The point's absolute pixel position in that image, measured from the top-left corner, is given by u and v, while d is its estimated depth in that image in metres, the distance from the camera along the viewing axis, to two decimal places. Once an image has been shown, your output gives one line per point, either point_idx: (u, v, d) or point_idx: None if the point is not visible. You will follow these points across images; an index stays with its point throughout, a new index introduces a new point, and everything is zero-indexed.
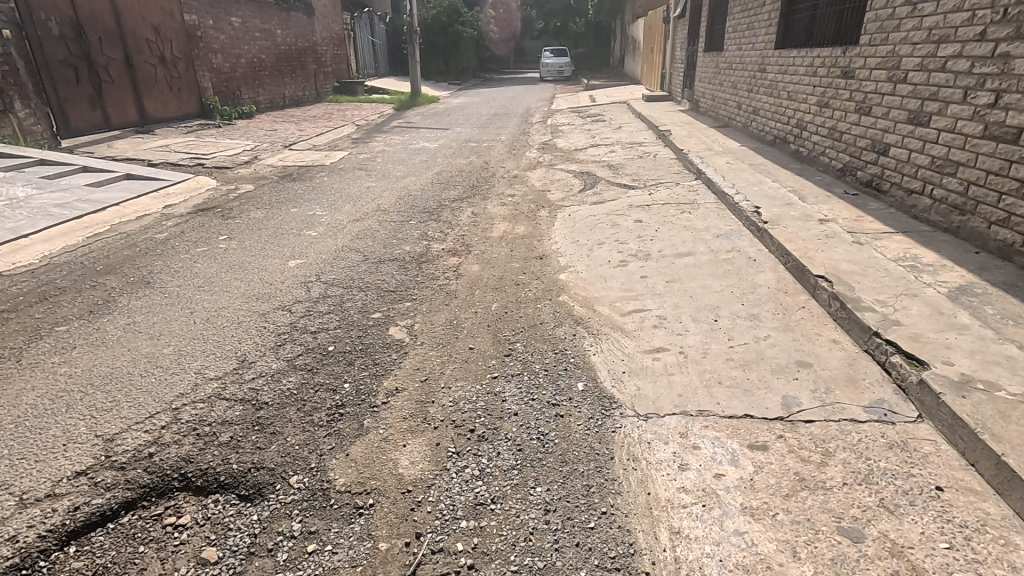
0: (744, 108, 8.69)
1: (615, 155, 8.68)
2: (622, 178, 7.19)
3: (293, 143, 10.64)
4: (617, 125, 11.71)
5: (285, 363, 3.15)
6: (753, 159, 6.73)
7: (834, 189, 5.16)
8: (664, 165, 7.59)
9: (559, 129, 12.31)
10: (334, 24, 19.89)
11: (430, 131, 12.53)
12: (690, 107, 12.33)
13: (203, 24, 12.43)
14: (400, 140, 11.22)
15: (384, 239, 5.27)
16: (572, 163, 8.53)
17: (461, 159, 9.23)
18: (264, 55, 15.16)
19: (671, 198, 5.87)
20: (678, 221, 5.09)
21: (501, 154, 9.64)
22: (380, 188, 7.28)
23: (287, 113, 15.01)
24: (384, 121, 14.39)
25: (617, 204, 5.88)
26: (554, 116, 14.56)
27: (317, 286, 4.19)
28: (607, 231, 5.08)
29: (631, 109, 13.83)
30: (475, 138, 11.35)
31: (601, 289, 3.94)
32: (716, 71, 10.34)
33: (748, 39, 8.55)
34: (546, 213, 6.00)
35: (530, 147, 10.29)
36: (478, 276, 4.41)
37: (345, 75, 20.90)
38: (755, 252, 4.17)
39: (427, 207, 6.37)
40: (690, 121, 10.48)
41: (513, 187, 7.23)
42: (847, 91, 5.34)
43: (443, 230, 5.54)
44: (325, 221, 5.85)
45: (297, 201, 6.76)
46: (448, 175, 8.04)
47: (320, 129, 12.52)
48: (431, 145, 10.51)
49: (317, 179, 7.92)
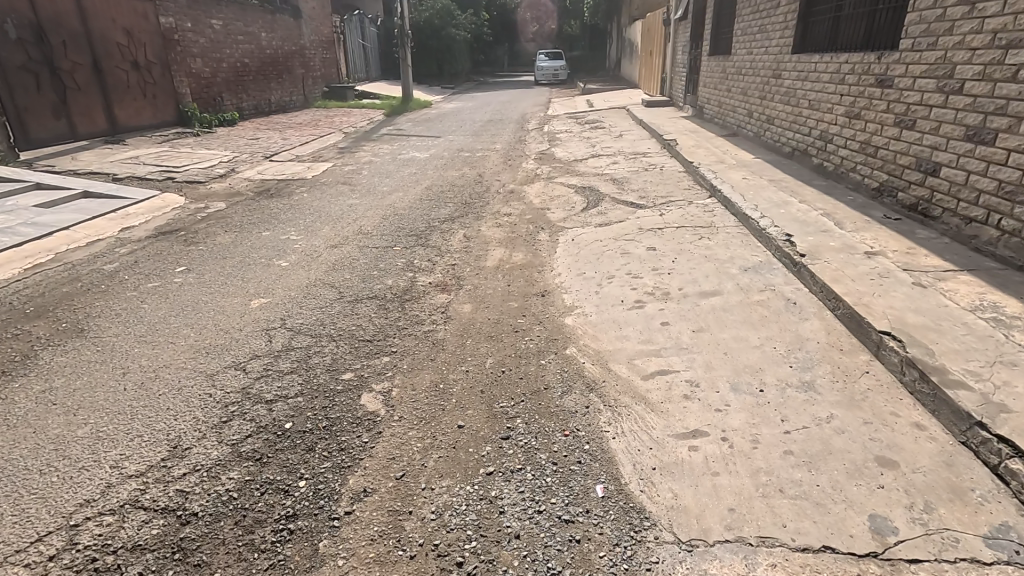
0: (756, 116, 8.12)
1: (618, 167, 8.11)
2: (628, 194, 6.59)
3: (275, 153, 10.01)
4: (617, 132, 11.14)
5: (228, 451, 2.52)
6: (772, 173, 6.14)
7: (871, 212, 4.58)
8: (672, 179, 7.00)
9: (556, 136, 11.72)
10: (323, 27, 19.26)
11: (421, 138, 11.92)
12: (693, 113, 11.78)
13: (181, 26, 11.79)
14: (389, 149, 10.60)
15: (364, 270, 4.65)
16: (572, 175, 7.94)
17: (453, 171, 8.63)
18: (247, 59, 14.50)
19: (685, 220, 5.28)
20: (696, 250, 4.49)
21: (496, 165, 9.04)
22: (364, 206, 6.67)
23: (271, 119, 14.36)
24: (373, 128, 13.77)
25: (625, 227, 5.29)
26: (551, 122, 13.97)
27: (280, 335, 3.56)
28: (617, 261, 4.48)
29: (631, 114, 13.26)
30: (468, 147, 10.74)
31: (615, 339, 3.33)
32: (723, 76, 9.78)
33: (759, 43, 7.98)
34: (546, 237, 5.39)
35: (527, 157, 9.70)
36: (470, 319, 3.80)
37: (335, 79, 20.26)
38: (792, 292, 3.58)
39: (414, 229, 5.76)
40: (695, 128, 9.92)
41: (510, 204, 6.64)
42: (884, 101, 4.75)
43: (431, 258, 4.93)
44: (299, 247, 5.24)
45: (271, 221, 6.14)
46: (438, 190, 7.44)
47: (304, 138, 11.89)
48: (421, 155, 9.90)
49: (296, 195, 7.30)
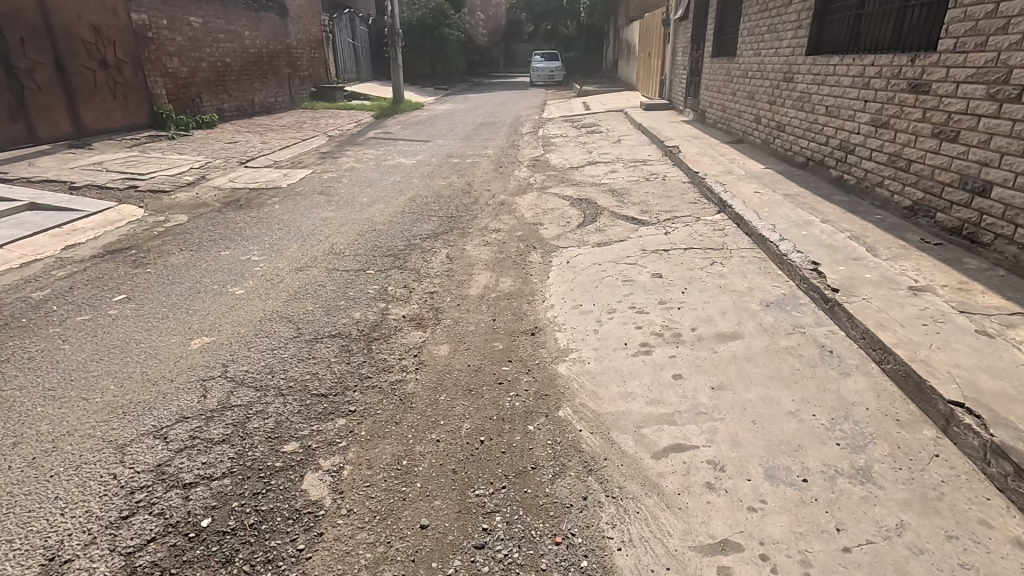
0: (764, 122, 7.58)
1: (617, 176, 7.56)
2: (628, 208, 6.04)
3: (252, 159, 9.41)
4: (615, 137, 10.60)
5: (119, 567, 1.95)
6: (786, 187, 5.59)
7: (905, 235, 4.05)
8: (676, 191, 6.45)
9: (551, 141, 11.17)
10: (311, 25, 18.65)
11: (409, 143, 11.36)
12: (694, 117, 11.25)
13: (156, 24, 11.19)
14: (373, 155, 10.02)
15: (330, 300, 4.08)
16: (567, 186, 7.38)
17: (440, 180, 8.05)
18: (228, 59, 13.90)
19: (692, 241, 4.73)
20: (708, 278, 3.94)
21: (486, 173, 8.48)
22: (339, 220, 6.08)
23: (254, 122, 13.75)
24: (360, 131, 13.17)
25: (625, 248, 4.74)
26: (546, 126, 13.42)
27: (217, 389, 2.98)
28: (619, 292, 3.92)
29: (629, 118, 12.73)
30: (458, 153, 10.17)
31: (618, 397, 2.78)
32: (728, 79, 9.24)
33: (768, 44, 7.44)
34: (538, 259, 4.84)
35: (520, 164, 9.15)
36: (447, 365, 3.24)
37: (323, 80, 19.67)
38: (827, 336, 3.03)
39: (391, 249, 5.20)
40: (698, 134, 9.40)
41: (499, 218, 6.09)
42: (919, 110, 4.22)
43: (407, 285, 4.37)
44: (260, 270, 4.67)
45: (235, 237, 5.56)
46: (423, 202, 6.87)
47: (286, 142, 11.30)
48: (407, 162, 9.33)
49: (268, 206, 6.72)
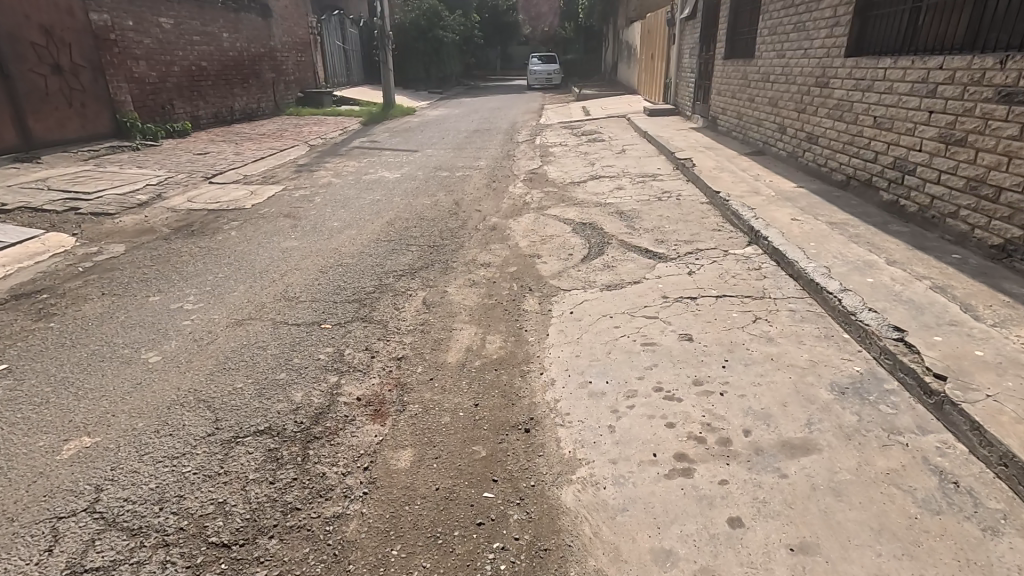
0: (790, 133, 6.70)
1: (624, 194, 6.68)
2: (640, 236, 5.16)
3: (219, 173, 8.54)
4: (620, 147, 9.73)
5: None
6: (829, 213, 4.72)
7: (1001, 284, 3.20)
8: (694, 214, 5.57)
9: (549, 151, 10.31)
10: (297, 27, 17.80)
11: (394, 153, 10.49)
12: (705, 125, 10.39)
13: (119, 25, 10.35)
14: (355, 167, 9.15)
15: (268, 371, 3.19)
16: (567, 205, 6.52)
17: (424, 198, 7.16)
18: (204, 62, 13.05)
19: (725, 286, 3.84)
20: (755, 344, 3.06)
21: (477, 189, 7.62)
22: (302, 251, 5.20)
23: (232, 130, 12.89)
24: (345, 140, 12.30)
25: (642, 294, 3.86)
26: (544, 133, 12.56)
27: (73, 535, 2.08)
28: (639, 363, 3.03)
29: (633, 125, 11.87)
30: (447, 164, 9.30)
31: (652, 558, 1.90)
32: (745, 83, 8.37)
33: (795, 44, 6.57)
34: (534, 306, 3.97)
35: (515, 178, 8.28)
36: (409, 484, 2.34)
37: (311, 84, 18.81)
38: (941, 453, 2.16)
39: (357, 291, 4.31)
40: (711, 144, 8.54)
41: (489, 248, 5.22)
42: (1014, 124, 3.36)
43: (371, 346, 3.49)
44: (190, 322, 3.78)
45: (173, 273, 4.68)
46: (402, 226, 5.98)
47: (262, 152, 10.43)
48: (391, 176, 8.46)
49: (223, 232, 5.84)
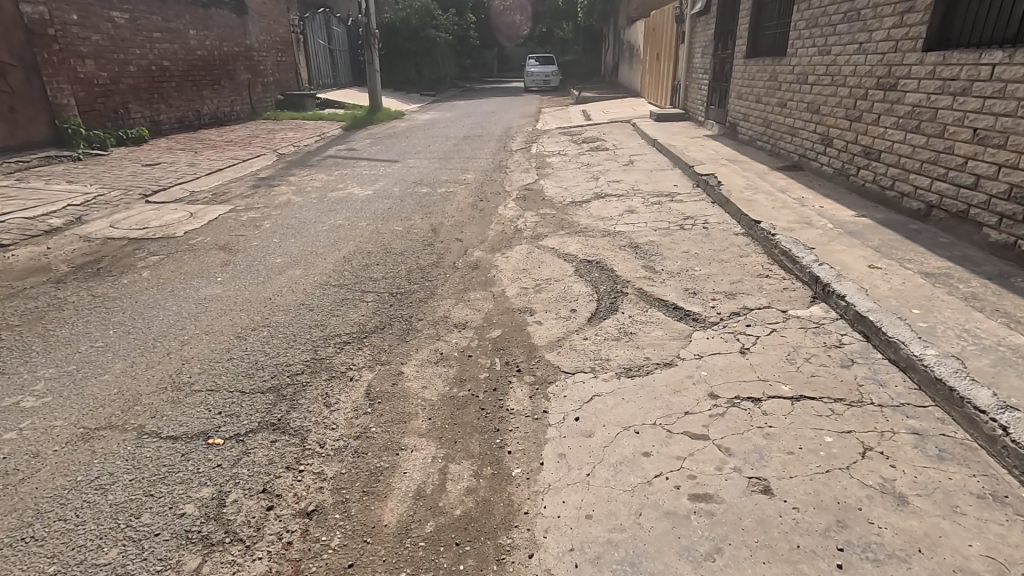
0: (837, 146, 5.52)
1: (637, 220, 5.50)
2: (663, 283, 3.98)
3: (161, 189, 7.33)
4: (626, 158, 8.55)
5: None
6: (918, 258, 3.56)
7: None
8: (729, 252, 4.38)
9: (546, 161, 9.15)
10: (276, 25, 16.62)
11: (371, 163, 9.31)
12: (722, 132, 9.24)
13: (60, 19, 9.19)
14: (322, 181, 7.96)
15: (89, 548, 1.98)
16: (567, 234, 5.35)
17: (396, 222, 5.97)
18: (166, 62, 11.86)
19: (798, 378, 2.65)
20: (882, 511, 1.87)
21: (461, 209, 6.46)
22: (222, 302, 3.99)
23: (197, 136, 11.69)
24: (321, 147, 11.11)
25: (678, 391, 2.67)
26: (540, 140, 11.40)
27: None
28: (693, 547, 1.84)
29: (640, 131, 10.72)
30: (429, 178, 8.13)
31: None
32: (772, 85, 7.20)
33: (845, 37, 5.40)
34: (523, 402, 2.78)
35: (505, 196, 7.10)
36: None
37: (292, 86, 17.62)
38: None
39: (278, 373, 3.11)
40: (734, 154, 7.39)
41: (468, 298, 4.03)
42: None
43: (272, 485, 2.29)
44: (13, 436, 2.56)
45: (36, 339, 3.47)
46: (362, 262, 4.80)
47: (221, 162, 9.23)
48: (362, 192, 7.27)
49: (133, 270, 4.64)
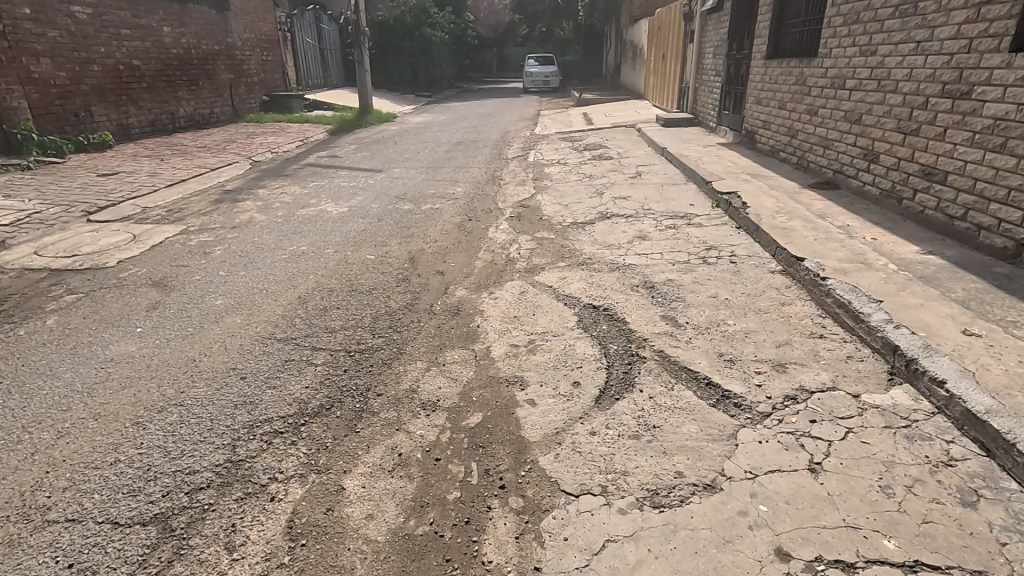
0: (885, 163, 4.71)
1: (650, 250, 4.67)
2: (691, 344, 3.14)
3: (110, 204, 6.51)
4: (632, 169, 7.71)
5: None
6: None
7: None
8: (768, 300, 3.56)
9: (544, 171, 8.34)
10: (261, 22, 15.79)
11: (353, 173, 8.49)
12: (737, 141, 8.43)
13: (9, 14, 8.38)
14: (294, 194, 7.15)
15: None
16: (567, 266, 4.54)
17: (370, 248, 5.15)
18: (137, 61, 11.03)
19: (904, 526, 1.83)
20: None
21: (446, 232, 5.65)
22: (130, 366, 3.15)
23: (168, 141, 10.86)
24: (301, 154, 10.29)
25: (731, 543, 1.85)
26: (539, 146, 10.58)
27: None
28: None
29: (646, 138, 9.91)
30: (414, 191, 7.31)
31: None
32: (799, 90, 6.40)
33: (897, 35, 4.59)
34: (507, 545, 1.97)
35: (498, 213, 6.29)
36: None
37: (279, 86, 16.79)
38: None
39: (172, 490, 2.27)
40: (754, 168, 6.58)
41: (443, 361, 3.20)
42: None
43: None
44: None
45: None
46: (320, 305, 3.98)
47: (187, 171, 8.40)
48: (336, 208, 6.46)
49: (39, 315, 3.82)
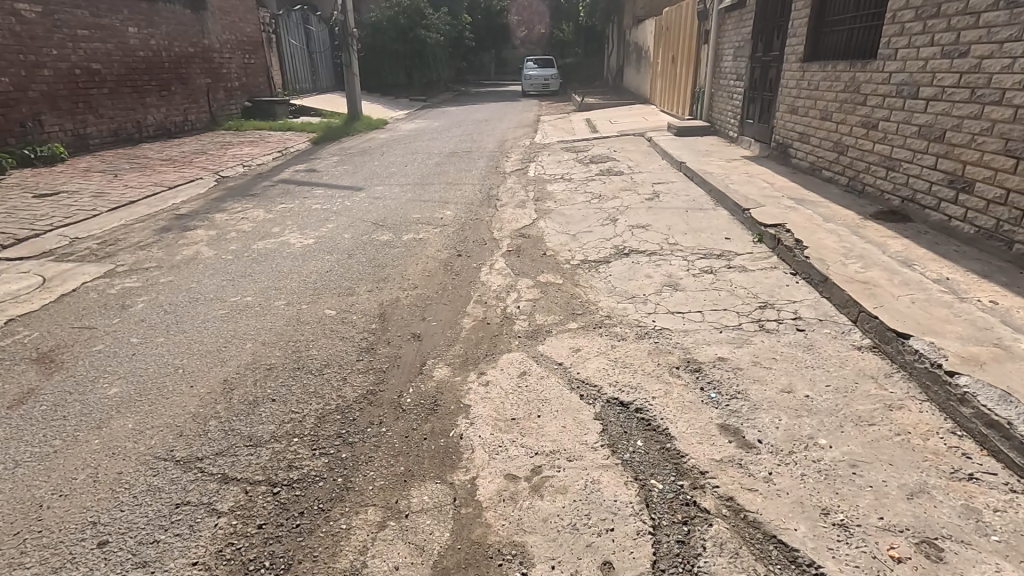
0: (984, 194, 3.72)
1: (685, 305, 3.67)
2: (772, 487, 2.12)
3: (33, 233, 5.51)
4: (649, 189, 6.70)
5: None
6: None
7: None
8: (867, 403, 2.54)
9: (547, 189, 7.34)
10: (243, 22, 14.78)
11: (328, 191, 7.48)
12: (766, 154, 7.43)
13: None
14: (256, 220, 6.14)
15: None
16: (580, 329, 3.54)
17: (332, 299, 4.12)
18: (96, 64, 10.04)
19: None
20: None
21: (428, 273, 4.64)
22: None
23: (131, 152, 9.86)
24: (276, 167, 9.28)
25: None
26: (540, 158, 9.58)
27: None
28: None
29: (660, 150, 8.91)
30: (395, 215, 6.31)
31: None
32: (851, 98, 5.39)
33: (1004, 31, 3.61)
34: None
35: (492, 246, 5.29)
36: None
37: (263, 91, 15.79)
38: None
39: None
40: (796, 190, 5.57)
41: (406, 509, 2.18)
42: None
43: None
44: None
45: None
46: (249, 394, 2.95)
47: (140, 190, 7.40)
48: (301, 239, 5.46)
49: None
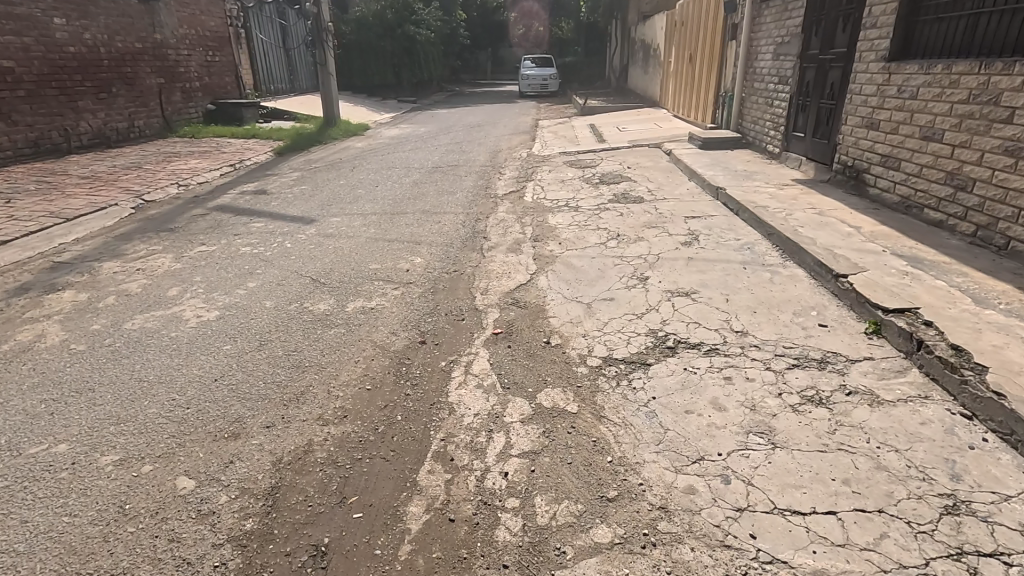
0: None
1: (805, 493, 2.06)
2: None
3: None
4: (683, 227, 5.11)
5: None
6: None
7: None
8: None
9: (547, 223, 5.74)
10: (206, 15, 13.12)
11: (267, 224, 5.87)
12: (828, 178, 5.83)
13: None
14: (152, 274, 4.52)
15: None
16: (616, 546, 1.94)
17: (198, 450, 2.49)
18: (7, 62, 8.44)
19: None
20: None
21: (369, 381, 3.03)
22: None
23: (47, 167, 8.24)
24: (218, 188, 7.65)
25: None
26: (538, 176, 7.97)
27: None
28: None
29: (685, 168, 7.30)
30: (343, 265, 4.70)
31: None
32: (983, 113, 3.81)
33: None
34: None
35: (472, 322, 3.69)
36: None
37: (230, 92, 14.13)
38: None
39: None
40: (899, 241, 3.97)
41: None
42: None
43: None
44: None
45: None
46: None
47: (25, 222, 5.78)
48: (199, 311, 3.84)
49: None
